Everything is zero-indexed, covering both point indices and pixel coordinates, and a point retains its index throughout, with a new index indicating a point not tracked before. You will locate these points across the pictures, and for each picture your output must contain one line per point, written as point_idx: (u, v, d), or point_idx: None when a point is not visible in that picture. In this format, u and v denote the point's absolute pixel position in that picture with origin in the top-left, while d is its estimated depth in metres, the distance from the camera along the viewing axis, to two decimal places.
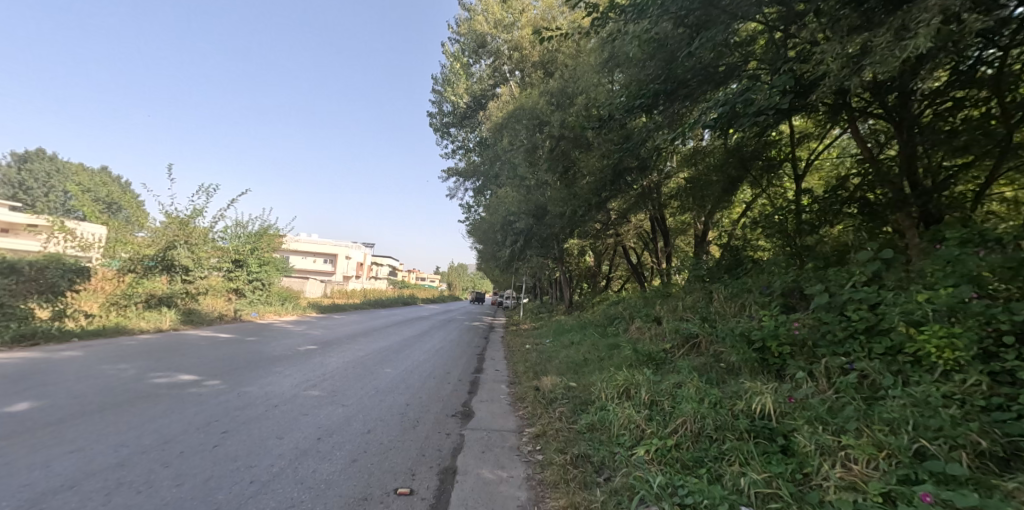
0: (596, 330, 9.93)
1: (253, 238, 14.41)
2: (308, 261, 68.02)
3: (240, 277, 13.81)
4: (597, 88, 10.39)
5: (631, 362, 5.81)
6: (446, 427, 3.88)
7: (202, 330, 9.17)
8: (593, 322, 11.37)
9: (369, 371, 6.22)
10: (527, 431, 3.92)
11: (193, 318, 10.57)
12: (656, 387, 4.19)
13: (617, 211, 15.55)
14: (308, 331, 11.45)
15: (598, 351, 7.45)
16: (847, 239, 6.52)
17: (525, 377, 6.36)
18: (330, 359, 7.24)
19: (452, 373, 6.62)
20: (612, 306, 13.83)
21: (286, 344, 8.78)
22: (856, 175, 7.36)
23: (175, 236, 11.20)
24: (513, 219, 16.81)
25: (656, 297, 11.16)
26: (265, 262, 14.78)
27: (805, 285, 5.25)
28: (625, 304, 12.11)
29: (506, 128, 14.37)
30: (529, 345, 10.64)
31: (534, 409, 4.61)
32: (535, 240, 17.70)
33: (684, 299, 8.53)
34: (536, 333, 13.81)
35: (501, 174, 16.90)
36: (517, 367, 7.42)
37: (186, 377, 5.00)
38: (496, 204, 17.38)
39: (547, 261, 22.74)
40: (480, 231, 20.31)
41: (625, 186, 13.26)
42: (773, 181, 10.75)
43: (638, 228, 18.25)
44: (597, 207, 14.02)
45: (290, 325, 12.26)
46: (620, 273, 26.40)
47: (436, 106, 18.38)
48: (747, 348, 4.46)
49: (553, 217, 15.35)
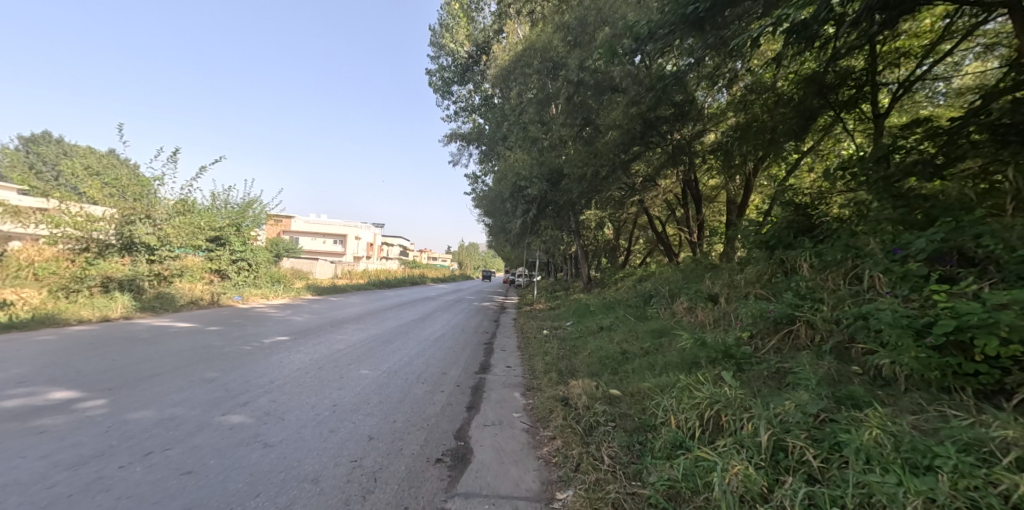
0: (628, 312, 8.20)
1: (233, 213, 13.18)
2: (319, 242, 67.73)
3: (221, 258, 12.70)
4: (626, 10, 8.35)
5: (698, 362, 4.11)
6: (420, 494, 2.27)
7: (159, 318, 7.70)
8: (622, 302, 9.66)
9: (338, 376, 4.66)
10: (559, 500, 2.27)
11: (159, 304, 9.18)
12: (771, 411, 2.49)
13: (645, 173, 13.55)
14: (292, 317, 10.03)
15: (639, 342, 5.75)
16: (1001, 179, 4.57)
17: (546, 381, 4.72)
18: (296, 355, 5.70)
19: (448, 375, 5.03)
20: (642, 283, 12.02)
21: (255, 333, 7.29)
22: (999, 94, 5.32)
23: (142, 211, 9.81)
24: (525, 187, 14.96)
25: (697, 270, 9.34)
26: (246, 240, 13.55)
27: (974, 244, 3.43)
28: (661, 280, 10.33)
29: (515, 76, 12.55)
30: (547, 330, 8.99)
31: (566, 445, 2.96)
32: (550, 210, 15.91)
33: (745, 272, 6.71)
34: (553, 314, 12.18)
35: (510, 135, 15.00)
36: (534, 363, 5.83)
37: (60, 393, 3.44)
38: (502, 169, 15.43)
39: (562, 233, 20.93)
40: (488, 202, 18.49)
41: (656, 140, 11.26)
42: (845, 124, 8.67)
43: (667, 193, 16.17)
44: (623, 168, 12.07)
45: (273, 309, 10.81)
46: (641, 246, 24.59)
47: (434, 60, 16.31)
48: (918, 347, 2.69)
49: (571, 182, 13.45)
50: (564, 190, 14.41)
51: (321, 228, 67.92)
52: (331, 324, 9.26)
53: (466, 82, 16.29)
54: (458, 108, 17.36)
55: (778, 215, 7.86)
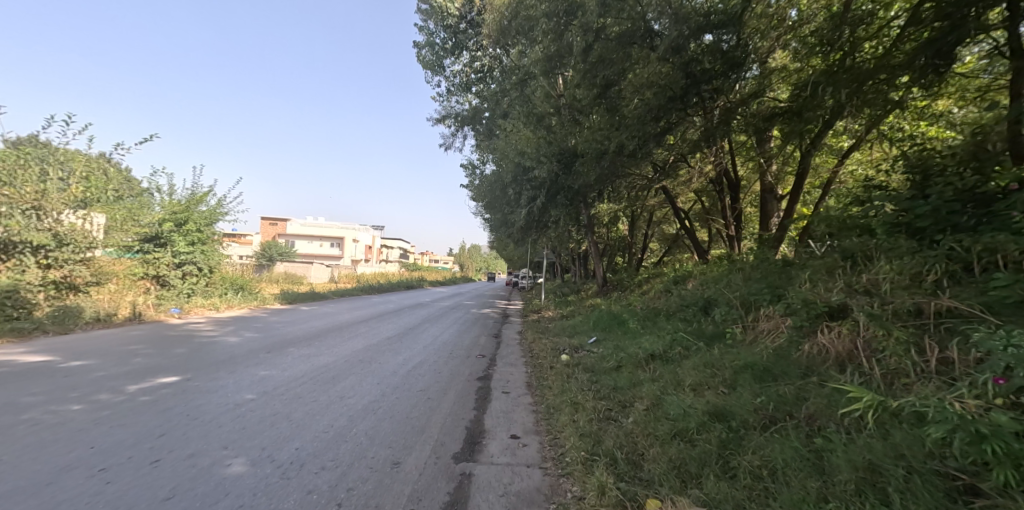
0: (684, 332, 5.80)
1: (177, 208, 10.91)
2: (315, 245, 65.81)
3: (158, 262, 10.48)
4: None
5: (982, 488, 1.66)
6: None
7: (9, 347, 5.33)
8: (666, 317, 7.26)
9: (164, 495, 2.20)
10: None
11: (43, 322, 6.80)
12: None
13: (677, 150, 11.21)
14: (229, 336, 7.64)
15: (741, 394, 3.33)
16: None
17: (594, 501, 2.29)
18: (146, 420, 3.25)
19: (400, 479, 2.59)
20: (682, 287, 9.59)
21: (138, 368, 4.85)
22: None
23: (31, 200, 7.52)
24: (532, 170, 12.68)
25: (768, 269, 6.97)
26: (194, 242, 11.21)
27: None
28: (713, 282, 7.94)
29: (516, 25, 10.49)
30: (566, 355, 6.59)
31: None
32: (560, 199, 13.62)
33: (884, 269, 4.29)
34: (569, 327, 9.85)
35: (515, 108, 12.86)
36: (559, 430, 3.43)
37: None
38: (503, 152, 13.08)
39: (571, 227, 18.60)
40: (487, 193, 16.16)
41: (697, 103, 8.93)
42: (968, 63, 6.33)
43: (697, 180, 13.82)
44: (655, 143, 9.70)
45: (212, 326, 8.42)
46: (660, 242, 22.32)
47: (423, 29, 14.20)
48: None
49: (587, 163, 11.11)
50: (577, 174, 12.10)
51: (317, 230, 65.87)
52: (273, 345, 6.84)
53: (461, 52, 14.07)
54: (451, 84, 15.10)
55: (898, 185, 5.45)
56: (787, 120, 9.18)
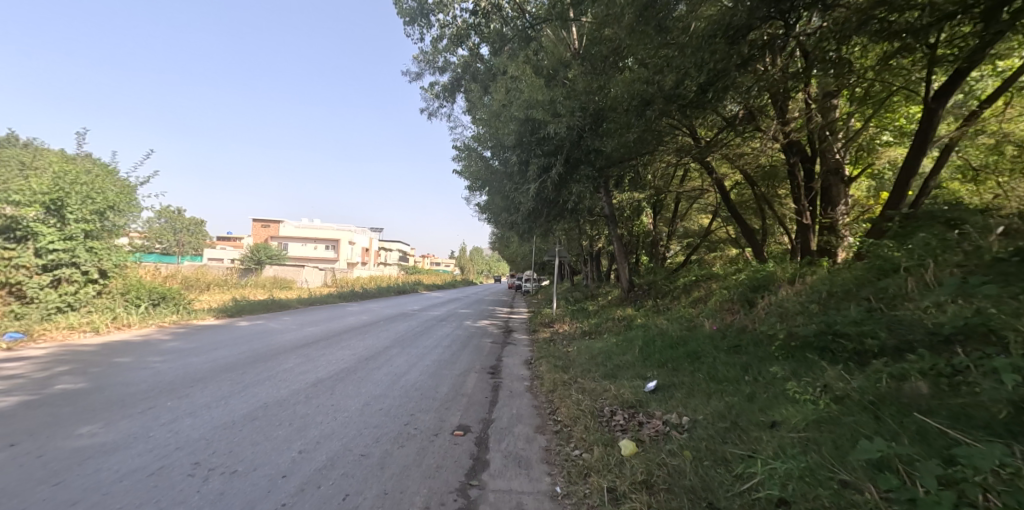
0: (919, 410, 2.52)
1: (48, 189, 7.82)
2: (309, 247, 62.92)
3: (12, 265, 7.32)
4: None
5: None
6: None
7: None
8: (805, 364, 3.96)
9: None
10: None
11: None
12: None
13: (747, 101, 8.06)
14: (26, 387, 4.35)
15: None
16: None
17: None
18: None
19: None
20: (775, 297, 6.33)
21: None
22: None
23: None
24: (545, 127, 9.39)
25: (1003, 262, 3.72)
26: (72, 235, 8.07)
27: None
28: (863, 291, 4.65)
29: None
30: (629, 439, 3.34)
31: None
32: (580, 178, 10.47)
33: None
34: (605, 356, 6.66)
35: (523, 57, 9.77)
36: None
37: None
38: (506, 111, 9.87)
39: (588, 219, 15.45)
40: (486, 175, 12.95)
41: (809, 8, 5.76)
42: None
43: (758, 151, 10.61)
44: (734, 79, 6.53)
45: (30, 365, 5.16)
46: (690, 237, 19.15)
47: None
48: None
49: (622, 119, 7.98)
50: (605, 139, 8.97)
51: (311, 232, 62.85)
52: (64, 416, 3.55)
53: None
54: (439, 39, 12.03)
55: None
56: (957, 22, 5.89)
